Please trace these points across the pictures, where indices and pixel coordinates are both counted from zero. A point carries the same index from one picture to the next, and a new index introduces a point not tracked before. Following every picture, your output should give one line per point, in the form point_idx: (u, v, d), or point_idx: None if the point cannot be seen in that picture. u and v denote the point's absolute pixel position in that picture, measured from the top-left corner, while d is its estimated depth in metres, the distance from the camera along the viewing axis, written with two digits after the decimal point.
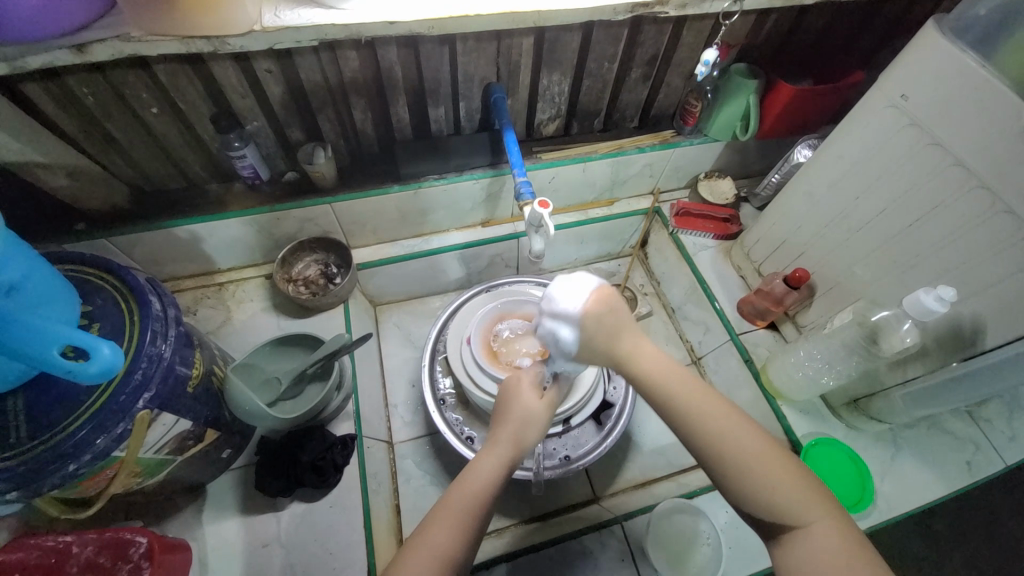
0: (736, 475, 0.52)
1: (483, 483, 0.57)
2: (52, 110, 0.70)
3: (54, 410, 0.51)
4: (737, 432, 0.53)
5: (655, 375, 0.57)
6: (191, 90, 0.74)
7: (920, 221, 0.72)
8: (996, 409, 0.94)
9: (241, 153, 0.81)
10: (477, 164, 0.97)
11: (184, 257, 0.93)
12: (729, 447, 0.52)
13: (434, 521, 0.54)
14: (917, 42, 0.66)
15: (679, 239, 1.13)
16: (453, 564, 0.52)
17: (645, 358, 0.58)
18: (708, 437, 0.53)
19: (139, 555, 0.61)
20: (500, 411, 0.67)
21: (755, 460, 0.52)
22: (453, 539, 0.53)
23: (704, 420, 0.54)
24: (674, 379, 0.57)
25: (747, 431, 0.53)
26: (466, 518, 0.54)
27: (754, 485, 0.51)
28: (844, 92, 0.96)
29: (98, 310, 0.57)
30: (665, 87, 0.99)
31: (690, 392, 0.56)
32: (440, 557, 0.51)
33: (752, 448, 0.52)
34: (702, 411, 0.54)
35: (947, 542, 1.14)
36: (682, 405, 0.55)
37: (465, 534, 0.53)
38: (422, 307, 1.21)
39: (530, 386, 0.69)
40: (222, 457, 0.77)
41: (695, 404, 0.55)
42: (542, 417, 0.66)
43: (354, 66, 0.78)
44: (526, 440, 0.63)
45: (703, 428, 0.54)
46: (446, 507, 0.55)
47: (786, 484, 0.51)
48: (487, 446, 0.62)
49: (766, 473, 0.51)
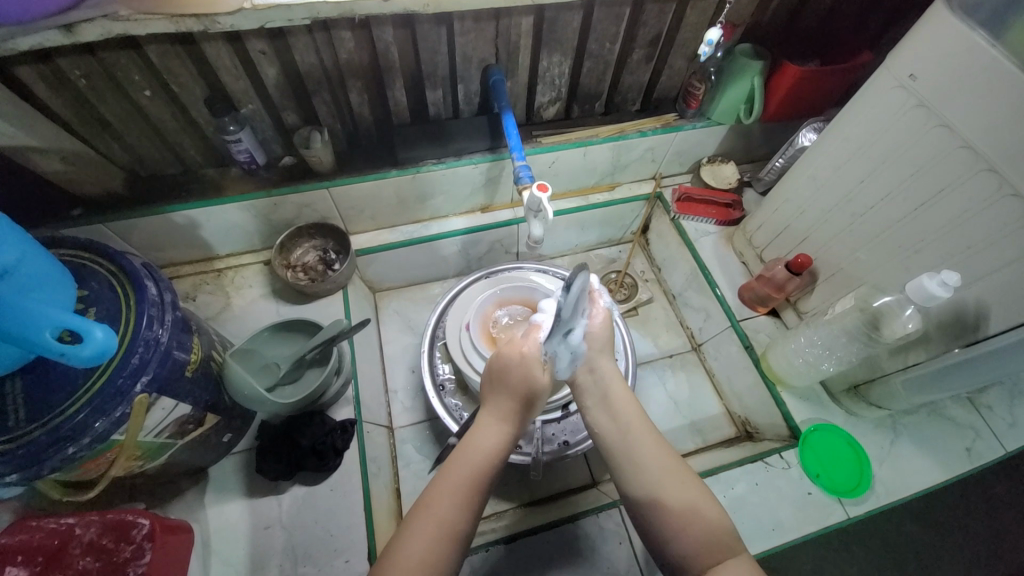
0: (669, 501, 0.56)
1: (487, 457, 0.59)
2: (45, 93, 0.69)
3: (53, 394, 0.52)
4: (676, 472, 0.59)
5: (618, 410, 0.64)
6: (184, 72, 0.73)
7: (924, 205, 0.71)
8: (997, 395, 0.94)
9: (237, 137, 0.80)
10: (476, 148, 0.96)
11: (182, 243, 0.93)
12: (666, 481, 0.58)
13: (436, 497, 0.56)
14: (927, 20, 0.64)
15: (680, 225, 1.11)
16: (459, 537, 0.54)
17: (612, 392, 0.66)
18: (649, 469, 0.59)
19: (142, 536, 0.62)
20: (500, 388, 0.64)
21: (689, 498, 0.57)
22: (458, 515, 0.55)
23: (649, 456, 0.60)
24: (633, 415, 0.64)
25: (687, 475, 0.59)
26: (470, 493, 0.56)
27: (685, 517, 0.55)
28: (851, 74, 0.94)
29: (93, 295, 0.57)
30: (668, 69, 0.97)
31: (643, 431, 0.62)
32: (445, 532, 0.54)
33: (687, 489, 0.57)
34: (646, 446, 0.61)
35: (942, 527, 1.15)
36: (631, 440, 0.61)
37: (470, 509, 0.56)
38: (421, 294, 1.20)
39: (534, 362, 0.63)
40: (223, 441, 0.77)
41: (633, 432, 0.62)
42: (545, 390, 0.63)
43: (350, 47, 0.76)
44: (528, 412, 0.63)
45: (647, 461, 0.60)
46: (449, 483, 0.57)
47: (714, 517, 0.55)
48: (486, 420, 0.63)
49: (699, 511, 0.55)
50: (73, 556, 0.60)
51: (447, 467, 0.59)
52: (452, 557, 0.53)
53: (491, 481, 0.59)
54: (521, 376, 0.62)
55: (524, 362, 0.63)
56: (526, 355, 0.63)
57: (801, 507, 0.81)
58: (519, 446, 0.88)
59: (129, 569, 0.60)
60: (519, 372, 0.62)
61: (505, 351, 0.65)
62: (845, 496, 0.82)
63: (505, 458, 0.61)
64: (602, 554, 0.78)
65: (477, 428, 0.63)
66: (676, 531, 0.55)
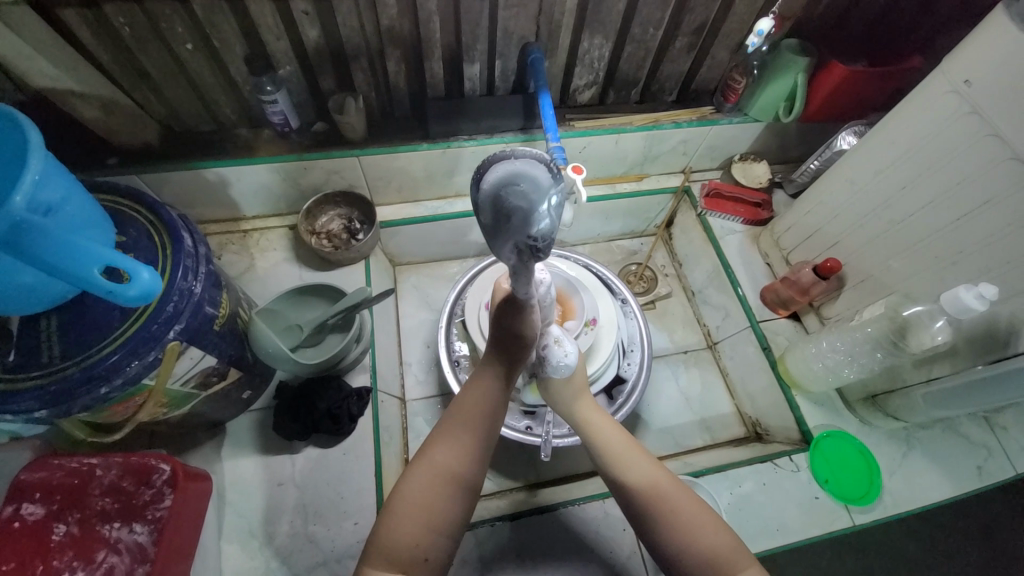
0: (668, 521, 0.57)
1: (482, 402, 0.60)
2: (88, 39, 0.69)
3: (90, 334, 0.53)
4: (670, 487, 0.60)
5: (602, 443, 0.66)
6: (227, 27, 0.72)
7: (966, 216, 0.70)
8: (1016, 417, 0.92)
9: (273, 98, 0.79)
10: (509, 127, 0.95)
11: (212, 201, 0.93)
12: (663, 502, 0.59)
13: (432, 446, 0.58)
14: (986, 25, 0.62)
15: (707, 222, 1.10)
16: (458, 480, 0.56)
17: (595, 425, 0.68)
18: (645, 488, 0.60)
19: (162, 481, 0.64)
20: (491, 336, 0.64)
21: (690, 512, 0.58)
22: (456, 459, 0.57)
23: (638, 478, 0.61)
24: (620, 440, 0.66)
25: (681, 488, 0.61)
26: (467, 440, 0.58)
27: (686, 534, 0.56)
28: (899, 78, 0.91)
29: (131, 242, 0.58)
30: (709, 61, 0.95)
31: (632, 455, 0.64)
32: (443, 477, 0.56)
33: (683, 501, 0.59)
34: (636, 464, 0.63)
35: (940, 545, 1.15)
36: (617, 466, 0.63)
37: (467, 454, 0.57)
38: (440, 271, 1.20)
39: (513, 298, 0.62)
40: (243, 397, 0.79)
41: (624, 457, 0.64)
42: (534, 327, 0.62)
43: (392, 14, 0.75)
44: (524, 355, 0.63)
45: (641, 485, 0.61)
46: (445, 432, 0.59)
47: (713, 528, 0.57)
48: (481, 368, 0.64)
49: (699, 527, 0.57)
50: (92, 496, 0.62)
51: (447, 417, 0.61)
52: (454, 500, 0.55)
53: (491, 426, 0.60)
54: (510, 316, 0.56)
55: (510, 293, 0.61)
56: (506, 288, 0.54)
57: (807, 510, 0.82)
58: (530, 427, 0.89)
59: (148, 513, 0.62)
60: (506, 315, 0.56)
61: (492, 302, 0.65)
62: (852, 503, 0.82)
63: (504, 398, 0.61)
64: (605, 539, 0.79)
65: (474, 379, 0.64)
66: (677, 554, 0.56)
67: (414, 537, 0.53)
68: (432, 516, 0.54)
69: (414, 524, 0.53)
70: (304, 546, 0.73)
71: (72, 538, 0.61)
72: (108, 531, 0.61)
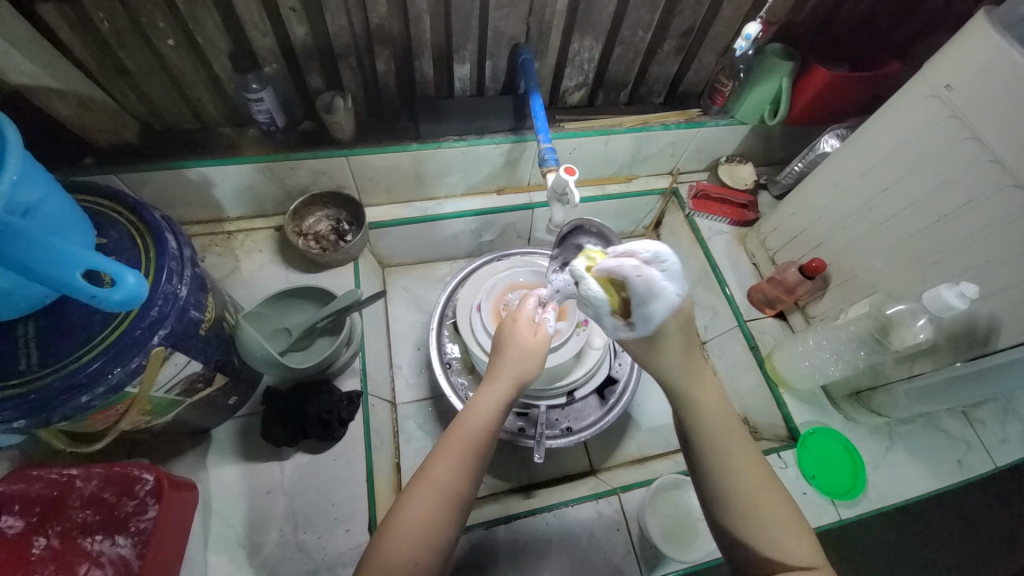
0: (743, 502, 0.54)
1: (485, 420, 0.58)
2: (64, 33, 0.66)
3: (69, 340, 0.51)
4: (773, 504, 0.54)
5: (693, 395, 0.59)
6: (210, 23, 0.70)
7: (948, 217, 0.72)
8: (992, 412, 0.95)
9: (258, 96, 0.77)
10: (500, 128, 0.94)
11: (193, 201, 0.91)
12: (746, 489, 0.54)
13: (436, 461, 0.56)
14: (964, 32, 0.64)
15: (694, 222, 1.11)
16: (458, 498, 0.55)
17: (700, 407, 0.58)
18: (743, 495, 0.54)
19: (146, 492, 0.61)
20: (498, 354, 0.66)
21: (788, 540, 0.52)
22: (456, 476, 0.55)
23: (731, 461, 0.55)
24: (727, 427, 0.58)
25: (785, 506, 0.54)
26: (468, 458, 0.56)
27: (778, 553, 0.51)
28: (877, 83, 0.94)
29: (112, 244, 0.56)
30: (697, 63, 0.96)
31: (737, 451, 0.56)
32: (446, 496, 0.54)
33: (786, 528, 0.53)
34: (743, 464, 0.55)
35: (920, 537, 1.18)
36: (718, 457, 0.56)
37: (468, 472, 0.56)
38: (430, 273, 1.19)
39: (526, 326, 0.67)
40: (228, 404, 0.77)
41: (716, 421, 0.58)
42: (538, 353, 0.66)
43: (381, 12, 0.74)
44: (523, 375, 0.63)
45: (743, 491, 0.54)
46: (447, 446, 0.56)
47: (789, 526, 0.53)
48: (484, 384, 0.62)
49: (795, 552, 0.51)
50: (72, 508, 0.60)
51: (449, 430, 0.59)
52: (454, 516, 0.54)
53: (490, 445, 0.58)
54: (522, 338, 0.66)
55: (528, 324, 0.68)
56: (527, 326, 0.68)
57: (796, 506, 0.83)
58: (523, 429, 0.89)
59: (130, 525, 0.60)
60: (521, 340, 0.66)
61: (513, 325, 0.68)
62: (838, 498, 0.84)
63: (502, 421, 0.60)
64: (600, 541, 0.79)
65: (475, 395, 0.62)
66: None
67: (413, 555, 0.51)
68: (432, 536, 0.52)
69: (412, 544, 0.51)
70: (294, 555, 0.72)
71: (53, 551, 0.59)
72: (89, 544, 0.60)
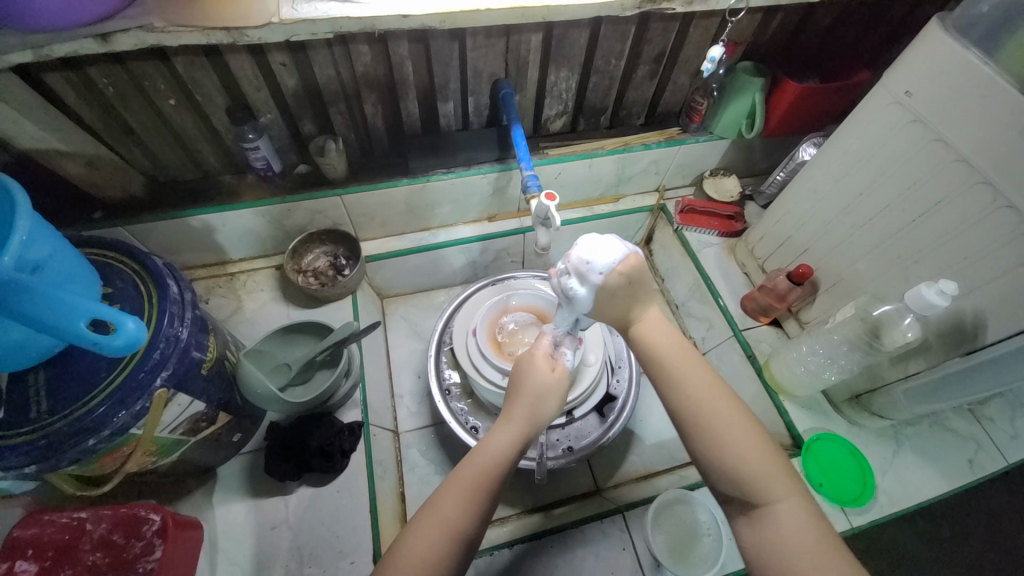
0: (708, 438, 0.53)
1: (496, 462, 0.58)
2: (73, 100, 0.72)
3: (76, 386, 0.54)
4: (738, 435, 0.52)
5: (638, 339, 0.59)
6: (208, 81, 0.76)
7: (924, 216, 0.73)
8: (1000, 407, 0.94)
9: (254, 145, 0.82)
10: (485, 158, 0.98)
11: (196, 246, 0.95)
12: (707, 420, 0.53)
13: (444, 496, 0.56)
14: (921, 40, 0.67)
15: (683, 236, 1.13)
16: (462, 537, 0.54)
17: (651, 350, 0.58)
18: (706, 434, 0.53)
19: (152, 532, 0.63)
20: (514, 390, 0.66)
21: (760, 472, 0.51)
22: (461, 515, 0.54)
23: (691, 394, 0.55)
24: (676, 359, 0.57)
25: (751, 431, 0.53)
26: (476, 495, 0.56)
27: (754, 489, 0.51)
28: (847, 92, 0.97)
29: (118, 293, 0.59)
30: (671, 85, 1.00)
31: (689, 380, 0.56)
32: (448, 533, 0.53)
33: (757, 458, 0.51)
34: (698, 394, 0.55)
35: (948, 544, 1.14)
36: (677, 395, 0.55)
37: (475, 509, 0.55)
38: (428, 301, 1.22)
39: (544, 360, 0.67)
40: (233, 441, 0.79)
41: (667, 359, 0.57)
42: (555, 390, 0.66)
43: (365, 60, 0.79)
44: (540, 415, 0.63)
45: (702, 426, 0.53)
46: (457, 483, 0.57)
47: (754, 452, 0.52)
48: (499, 422, 0.63)
49: (766, 482, 0.51)
50: (82, 551, 0.61)
51: (459, 469, 0.59)
52: (455, 555, 0.53)
53: (498, 487, 0.58)
54: (536, 371, 0.66)
55: (547, 357, 0.68)
56: (546, 361, 0.67)
57: None
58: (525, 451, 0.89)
59: (137, 566, 0.61)
60: (535, 373, 0.66)
61: (532, 357, 0.68)
62: (848, 505, 0.83)
63: (515, 462, 0.60)
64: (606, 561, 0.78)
65: (490, 433, 0.62)
66: (749, 517, 0.51)
67: None
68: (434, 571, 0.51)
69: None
70: None
71: None
72: None
